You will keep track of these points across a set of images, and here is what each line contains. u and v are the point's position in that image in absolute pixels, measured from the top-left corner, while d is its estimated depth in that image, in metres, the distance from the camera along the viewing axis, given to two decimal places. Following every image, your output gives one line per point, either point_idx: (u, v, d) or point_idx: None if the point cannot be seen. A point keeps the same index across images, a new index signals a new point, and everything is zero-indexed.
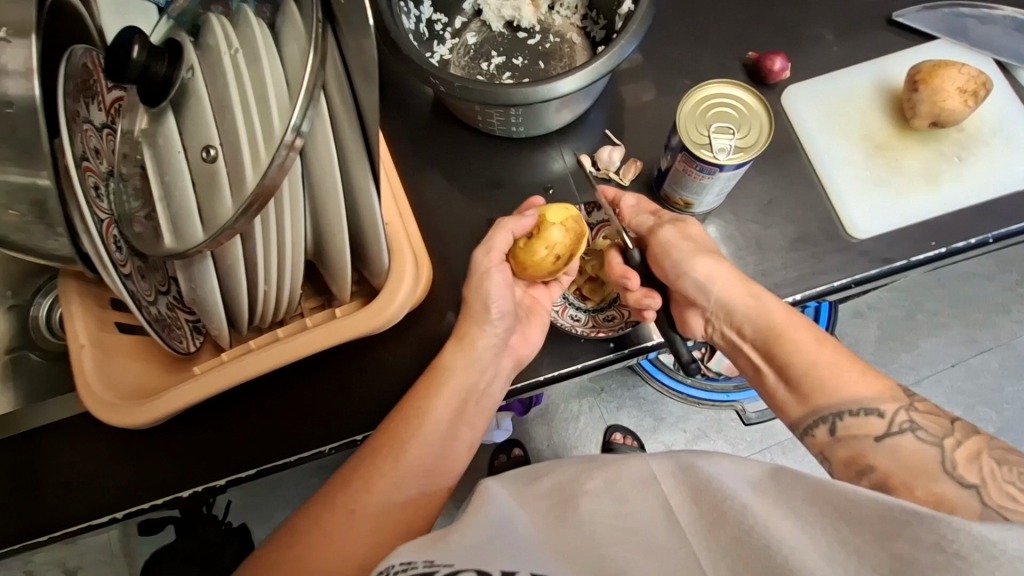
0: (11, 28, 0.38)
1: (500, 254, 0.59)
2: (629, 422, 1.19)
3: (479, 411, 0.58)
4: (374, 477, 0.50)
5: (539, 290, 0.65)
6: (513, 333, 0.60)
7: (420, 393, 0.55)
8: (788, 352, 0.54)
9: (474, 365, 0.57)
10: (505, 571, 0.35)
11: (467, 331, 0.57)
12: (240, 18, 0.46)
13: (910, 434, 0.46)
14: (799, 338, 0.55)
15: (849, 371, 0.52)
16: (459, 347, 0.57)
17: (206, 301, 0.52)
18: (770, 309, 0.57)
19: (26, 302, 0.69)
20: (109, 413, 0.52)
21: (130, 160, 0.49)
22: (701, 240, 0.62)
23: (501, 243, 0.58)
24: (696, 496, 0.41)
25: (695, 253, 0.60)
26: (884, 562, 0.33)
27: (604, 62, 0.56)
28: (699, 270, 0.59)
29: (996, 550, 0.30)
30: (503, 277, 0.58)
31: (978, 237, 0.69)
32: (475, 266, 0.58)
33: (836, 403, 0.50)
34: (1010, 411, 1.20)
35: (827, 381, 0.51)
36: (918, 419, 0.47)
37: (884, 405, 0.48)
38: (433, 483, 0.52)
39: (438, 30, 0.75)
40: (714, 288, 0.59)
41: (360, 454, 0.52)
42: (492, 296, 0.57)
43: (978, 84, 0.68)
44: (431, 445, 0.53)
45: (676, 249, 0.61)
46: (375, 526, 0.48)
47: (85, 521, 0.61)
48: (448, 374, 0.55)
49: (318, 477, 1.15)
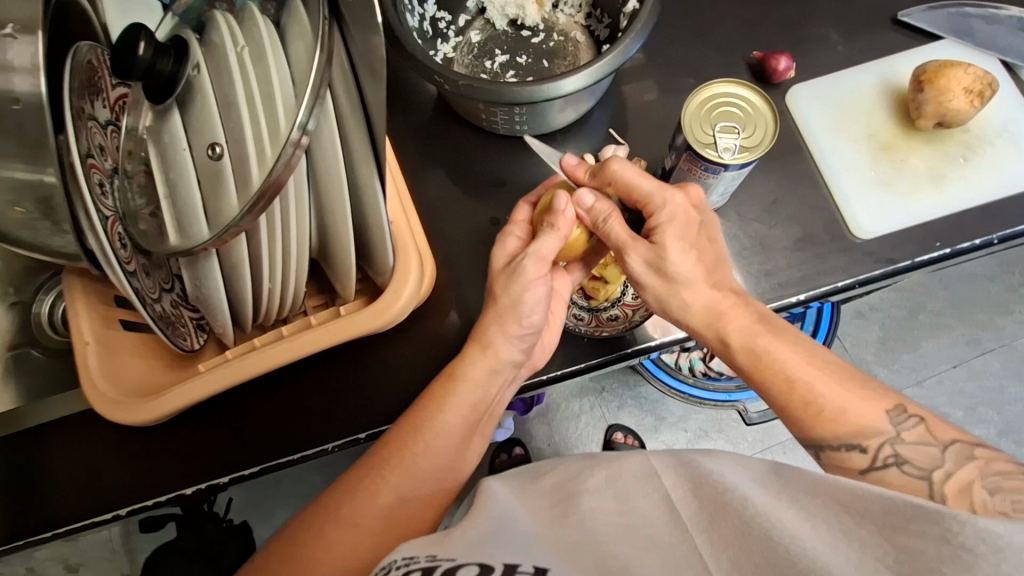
0: (18, 25, 0.38)
1: (548, 261, 0.56)
2: (630, 421, 1.19)
3: (489, 419, 0.57)
4: (380, 484, 0.50)
5: (561, 281, 0.62)
6: (536, 343, 0.60)
7: (435, 400, 0.53)
8: (763, 379, 0.52)
9: (491, 376, 0.55)
10: (506, 566, 0.35)
11: (491, 341, 0.55)
12: (245, 16, 0.45)
13: (894, 469, 0.46)
14: (779, 365, 0.51)
15: (834, 393, 0.49)
16: (481, 357, 0.55)
17: (212, 299, 0.52)
18: (738, 338, 0.53)
19: (28, 298, 0.69)
20: (114, 410, 0.52)
21: (135, 158, 0.50)
22: (672, 273, 0.54)
23: (552, 247, 0.55)
24: (697, 490, 0.40)
25: (668, 297, 0.55)
26: (888, 552, 0.33)
27: (609, 61, 0.56)
28: (667, 313, 0.56)
29: (1003, 542, 0.30)
30: (543, 289, 0.56)
31: (983, 237, 0.69)
32: (523, 275, 0.55)
33: (822, 437, 0.48)
34: (1012, 412, 1.19)
35: (809, 415, 0.49)
36: (904, 453, 0.46)
37: (866, 440, 0.47)
38: (439, 484, 0.52)
39: (443, 28, 0.74)
40: (687, 326, 0.56)
41: (369, 458, 0.52)
42: (526, 308, 0.55)
43: (984, 84, 0.68)
44: (440, 453, 0.52)
45: (644, 288, 0.56)
46: (378, 531, 0.48)
47: (89, 517, 0.61)
48: (463, 384, 0.54)
49: (319, 475, 1.14)
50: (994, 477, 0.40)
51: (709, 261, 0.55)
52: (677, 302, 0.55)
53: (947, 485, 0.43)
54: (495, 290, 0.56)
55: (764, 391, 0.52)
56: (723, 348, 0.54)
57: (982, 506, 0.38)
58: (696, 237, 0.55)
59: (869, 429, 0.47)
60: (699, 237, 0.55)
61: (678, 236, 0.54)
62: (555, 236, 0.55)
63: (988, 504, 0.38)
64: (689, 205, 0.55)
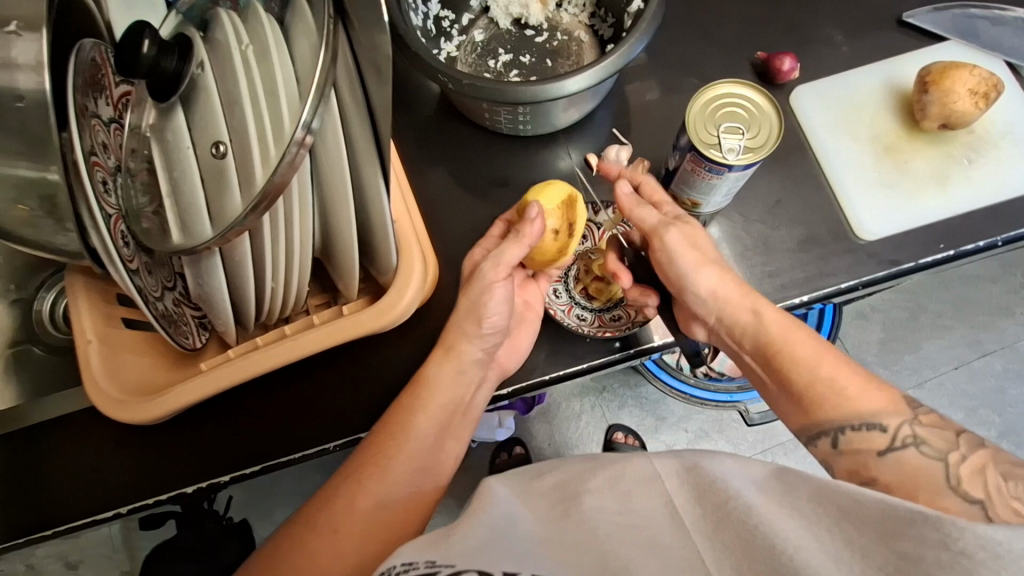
0: (22, 22, 0.38)
1: (508, 265, 0.58)
2: (631, 421, 1.19)
3: (465, 422, 0.58)
4: (358, 491, 0.50)
5: (531, 291, 0.66)
6: (500, 345, 0.61)
7: (407, 406, 0.54)
8: (787, 357, 0.54)
9: (460, 377, 0.56)
10: (506, 572, 0.35)
11: (455, 343, 0.56)
12: (249, 14, 0.45)
13: (913, 449, 0.45)
14: (800, 350, 0.53)
15: (850, 379, 0.51)
16: (446, 360, 0.56)
17: (214, 297, 0.52)
18: (768, 312, 0.56)
19: (30, 295, 0.69)
20: (116, 408, 0.52)
21: (138, 155, 0.49)
22: (704, 245, 0.59)
23: (513, 254, 0.57)
24: (701, 495, 0.40)
25: (703, 264, 0.58)
26: (889, 561, 0.33)
27: (614, 60, 0.56)
28: (702, 286, 0.58)
29: (1001, 549, 0.30)
30: (506, 292, 0.58)
31: (987, 240, 0.68)
32: (483, 278, 0.58)
33: (836, 419, 0.49)
34: (1013, 414, 1.19)
35: (830, 394, 0.50)
36: (921, 435, 0.45)
37: (886, 419, 0.47)
38: (420, 486, 0.52)
39: (446, 27, 0.74)
40: (720, 298, 0.58)
41: (347, 466, 0.52)
42: (488, 310, 0.57)
43: (989, 86, 0.68)
44: (415, 457, 0.52)
45: (681, 257, 0.59)
46: (361, 537, 0.48)
47: (89, 516, 0.61)
48: (433, 389, 0.55)
49: (319, 473, 1.14)
50: (1005, 465, 0.41)
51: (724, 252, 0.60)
52: (708, 275, 0.58)
53: (962, 468, 0.42)
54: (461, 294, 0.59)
55: (785, 375, 0.53)
56: (754, 321, 0.56)
57: (997, 491, 0.39)
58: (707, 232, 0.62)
59: (887, 412, 0.48)
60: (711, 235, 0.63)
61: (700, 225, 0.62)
62: (517, 243, 0.57)
63: (1003, 489, 0.39)
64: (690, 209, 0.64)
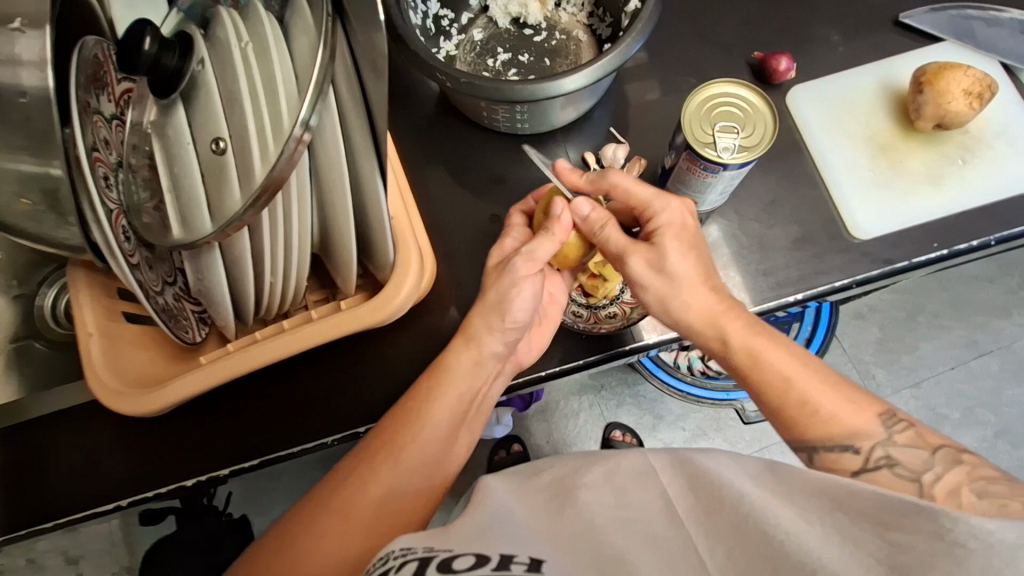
0: (26, 19, 0.39)
1: (541, 263, 0.57)
2: (629, 420, 1.20)
3: (477, 415, 0.58)
4: (368, 476, 0.50)
5: (556, 285, 0.65)
6: (521, 340, 0.61)
7: (426, 392, 0.55)
8: (760, 383, 0.52)
9: (477, 370, 0.57)
10: (504, 555, 0.35)
11: (475, 333, 0.57)
12: (249, 11, 0.46)
13: (887, 470, 0.47)
14: (773, 368, 0.52)
15: (829, 399, 0.50)
16: (465, 349, 0.57)
17: (214, 292, 0.52)
18: (738, 338, 0.54)
19: (31, 291, 0.70)
20: (116, 400, 0.53)
21: (139, 151, 0.50)
22: (672, 276, 0.55)
23: (546, 251, 0.56)
24: (693, 484, 0.41)
25: (669, 298, 0.55)
26: (880, 548, 0.34)
27: (610, 60, 0.56)
28: (668, 316, 0.57)
29: (994, 538, 0.31)
30: (533, 288, 0.57)
31: (981, 239, 0.69)
32: (512, 272, 0.57)
33: (814, 441, 0.49)
34: (1010, 413, 1.20)
35: (804, 417, 0.49)
36: (895, 455, 0.47)
37: (858, 441, 0.48)
38: (431, 477, 0.52)
39: (446, 25, 0.74)
40: (686, 328, 0.56)
41: (359, 454, 0.52)
42: (514, 305, 0.57)
43: (983, 86, 0.68)
44: (427, 446, 0.53)
45: (644, 289, 0.56)
46: (369, 522, 0.48)
47: (90, 508, 0.62)
48: (451, 376, 0.56)
49: (318, 469, 1.15)
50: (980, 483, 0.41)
51: (707, 268, 0.56)
52: (676, 304, 0.55)
53: (936, 487, 0.44)
54: (487, 284, 0.59)
55: (759, 395, 0.52)
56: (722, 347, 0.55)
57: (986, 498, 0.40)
58: (694, 243, 0.57)
59: (862, 431, 0.48)
60: (696, 242, 0.57)
61: (678, 241, 0.56)
62: (551, 241, 0.56)
63: (995, 495, 0.40)
64: (686, 213, 0.57)
